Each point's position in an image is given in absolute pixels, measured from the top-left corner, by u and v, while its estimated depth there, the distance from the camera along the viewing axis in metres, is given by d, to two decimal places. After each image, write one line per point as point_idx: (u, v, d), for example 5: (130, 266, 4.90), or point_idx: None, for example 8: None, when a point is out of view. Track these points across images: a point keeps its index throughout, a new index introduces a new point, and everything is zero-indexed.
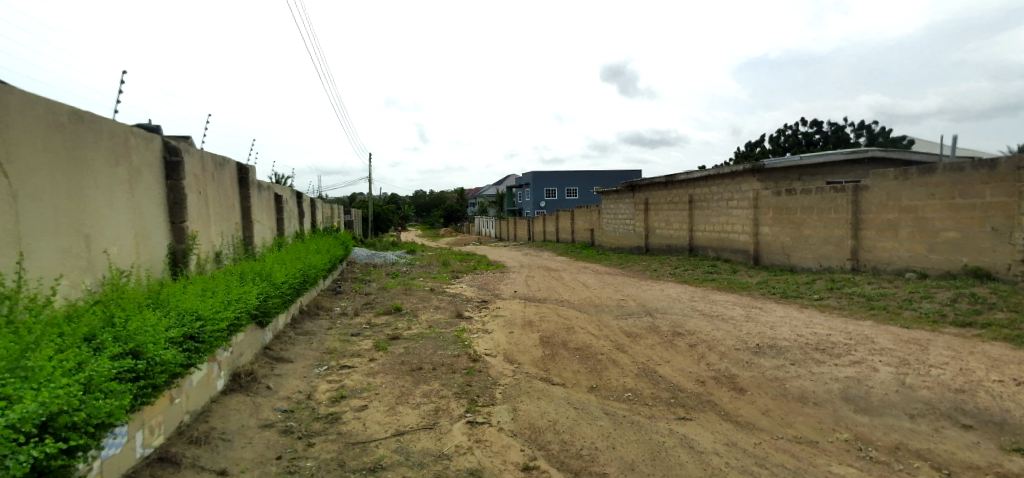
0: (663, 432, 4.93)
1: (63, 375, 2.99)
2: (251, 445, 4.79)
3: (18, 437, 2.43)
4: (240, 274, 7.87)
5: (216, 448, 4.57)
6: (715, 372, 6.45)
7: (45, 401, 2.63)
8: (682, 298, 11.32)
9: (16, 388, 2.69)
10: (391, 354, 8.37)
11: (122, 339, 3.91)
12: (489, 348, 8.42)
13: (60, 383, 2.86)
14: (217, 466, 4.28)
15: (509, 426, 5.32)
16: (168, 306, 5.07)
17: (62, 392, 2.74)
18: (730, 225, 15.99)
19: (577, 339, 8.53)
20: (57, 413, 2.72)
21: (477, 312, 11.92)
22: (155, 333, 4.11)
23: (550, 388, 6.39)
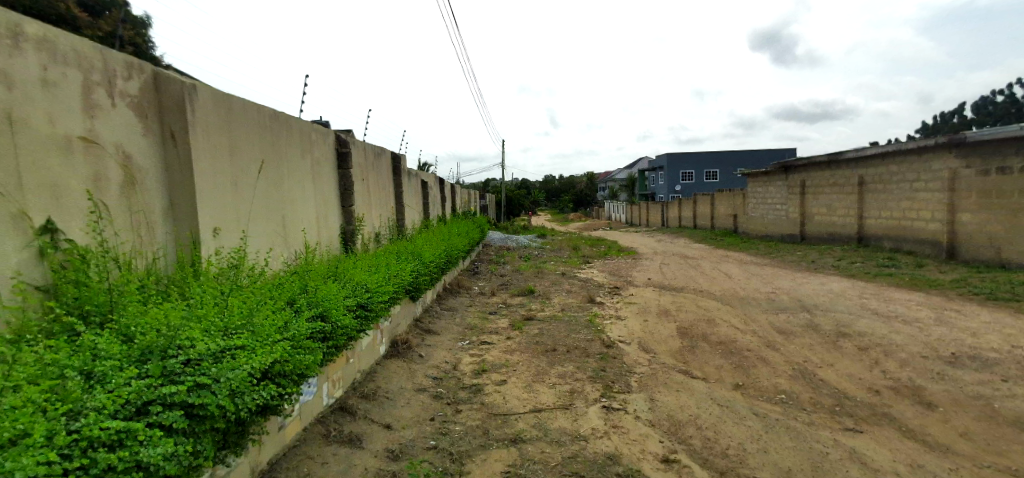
0: (826, 443, 4.44)
1: (277, 331, 3.55)
2: (408, 406, 5.31)
3: (252, 380, 2.96)
4: (397, 252, 8.75)
5: (382, 404, 5.15)
6: (893, 381, 5.65)
7: (269, 352, 3.16)
8: (849, 295, 10.03)
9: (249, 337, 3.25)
10: (527, 333, 8.65)
11: (313, 304, 4.53)
12: (624, 335, 8.29)
13: (276, 338, 3.41)
14: (383, 420, 4.82)
15: (648, 415, 5.21)
16: (344, 278, 5.77)
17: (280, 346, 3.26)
18: (915, 213, 13.73)
19: (720, 332, 8.02)
20: (275, 362, 3.25)
21: (610, 297, 11.77)
22: (336, 301, 4.71)
23: (690, 381, 6.10)
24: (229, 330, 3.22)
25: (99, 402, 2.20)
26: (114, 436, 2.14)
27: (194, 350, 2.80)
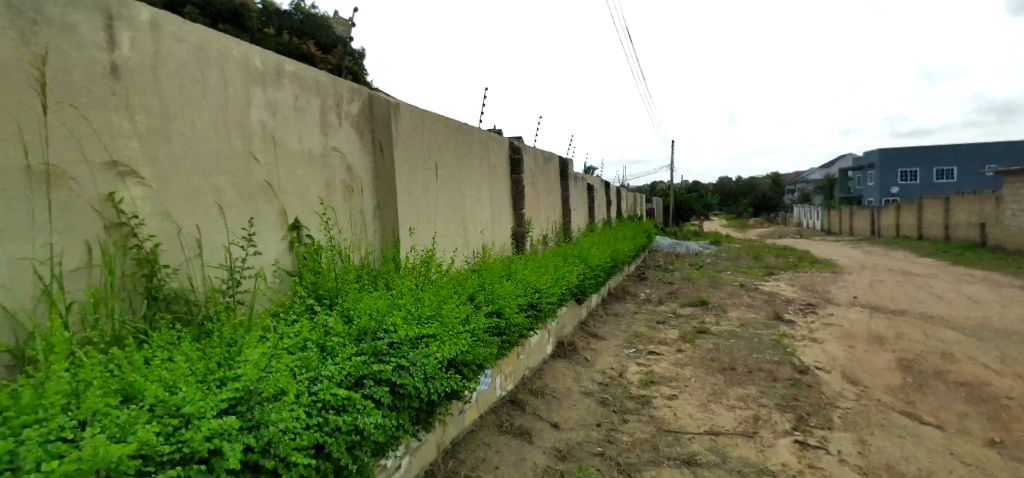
0: None
1: (461, 324, 3.74)
2: (575, 408, 5.22)
3: (440, 367, 3.13)
4: (566, 254, 8.82)
5: (549, 400, 5.18)
6: None
7: (458, 343, 3.33)
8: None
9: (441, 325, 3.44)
10: (701, 347, 7.97)
11: (490, 300, 4.71)
12: (822, 361, 7.15)
13: (462, 328, 3.59)
14: (551, 419, 4.80)
15: (857, 460, 4.36)
16: (515, 276, 5.92)
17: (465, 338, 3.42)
18: None
19: (959, 371, 6.44)
20: (460, 352, 3.41)
21: (802, 315, 10.32)
22: (510, 298, 4.84)
23: (920, 428, 4.98)
24: (423, 318, 3.46)
25: (331, 371, 2.47)
26: (341, 402, 2.39)
27: (397, 335, 3.05)
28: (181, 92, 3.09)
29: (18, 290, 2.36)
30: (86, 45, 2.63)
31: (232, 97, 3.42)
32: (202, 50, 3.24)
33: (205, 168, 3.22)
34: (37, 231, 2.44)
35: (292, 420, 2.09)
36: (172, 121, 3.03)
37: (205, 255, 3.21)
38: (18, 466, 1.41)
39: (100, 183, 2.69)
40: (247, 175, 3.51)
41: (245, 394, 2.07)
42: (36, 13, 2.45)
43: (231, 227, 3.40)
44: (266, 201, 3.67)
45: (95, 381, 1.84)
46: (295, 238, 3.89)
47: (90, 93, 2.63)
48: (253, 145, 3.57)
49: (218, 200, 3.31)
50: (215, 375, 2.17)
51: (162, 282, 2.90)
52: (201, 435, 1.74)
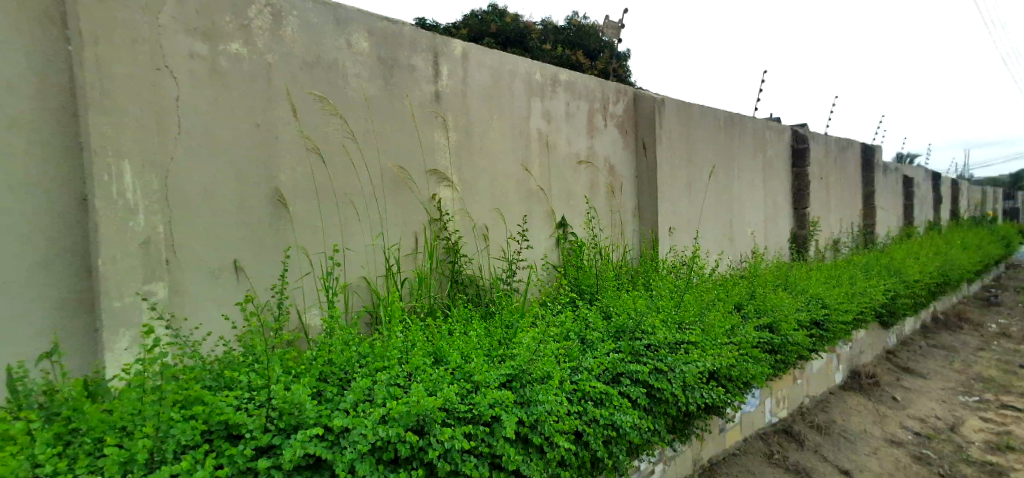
0: None
1: (726, 334, 3.48)
2: (876, 457, 4.30)
3: (701, 378, 2.98)
4: (886, 265, 7.17)
5: (837, 442, 4.44)
6: None
7: (722, 355, 3.11)
8: None
9: (703, 333, 3.27)
10: None
11: (761, 312, 4.25)
12: None
13: (726, 340, 3.34)
14: (840, 464, 4.10)
15: None
16: (795, 287, 5.18)
17: (732, 351, 3.16)
18: None
19: None
20: (724, 365, 3.18)
21: None
22: (788, 312, 4.27)
23: None
24: (684, 324, 3.33)
25: (591, 364, 2.62)
26: (599, 395, 2.50)
27: (655, 337, 3.03)
28: (480, 108, 3.99)
29: (377, 264, 3.37)
30: (421, 80, 3.63)
31: (515, 108, 4.24)
32: (496, 74, 4.11)
33: (492, 169, 4.07)
34: (391, 223, 3.46)
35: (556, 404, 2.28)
36: (473, 132, 3.94)
37: (491, 248, 4.05)
38: (372, 399, 1.91)
39: (426, 189, 3.66)
40: (524, 179, 4.30)
41: (519, 372, 2.36)
42: (394, 60, 3.47)
43: (510, 225, 4.20)
44: (538, 202, 4.41)
45: (418, 344, 2.35)
46: (559, 236, 4.52)
47: (423, 116, 3.64)
48: (528, 149, 4.34)
49: (502, 199, 4.13)
50: (496, 352, 2.55)
51: (462, 269, 3.64)
52: (485, 402, 2.05)
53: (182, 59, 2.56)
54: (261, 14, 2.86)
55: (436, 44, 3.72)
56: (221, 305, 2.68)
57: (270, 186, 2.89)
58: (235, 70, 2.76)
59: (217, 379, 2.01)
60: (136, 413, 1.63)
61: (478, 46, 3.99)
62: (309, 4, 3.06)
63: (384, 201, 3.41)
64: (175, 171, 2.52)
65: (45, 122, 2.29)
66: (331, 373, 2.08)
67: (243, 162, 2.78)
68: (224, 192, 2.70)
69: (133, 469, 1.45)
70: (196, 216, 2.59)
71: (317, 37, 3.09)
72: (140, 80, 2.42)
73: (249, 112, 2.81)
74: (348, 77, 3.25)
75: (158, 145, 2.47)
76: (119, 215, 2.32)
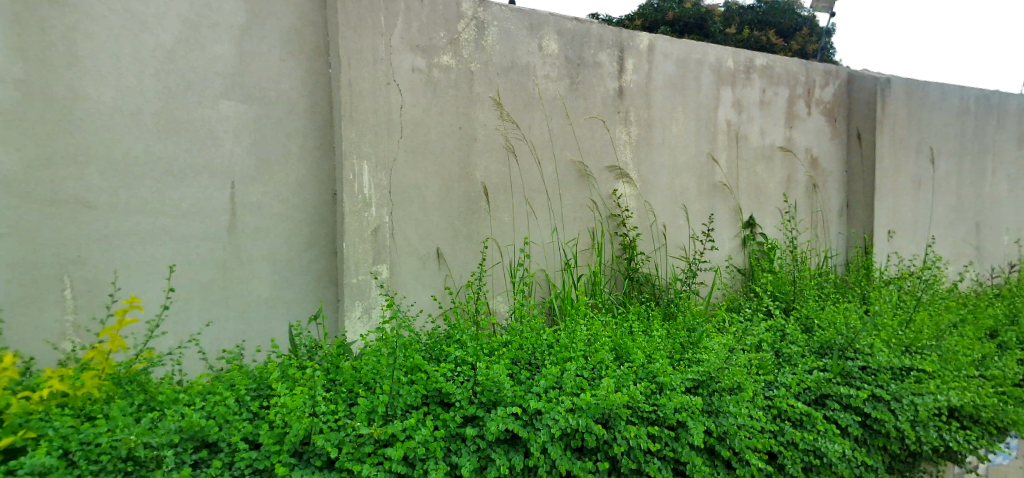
0: None
1: (973, 365, 2.84)
2: None
3: (938, 414, 2.48)
4: None
5: None
6: None
7: (969, 390, 2.54)
8: None
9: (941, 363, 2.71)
10: None
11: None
12: None
13: (973, 372, 2.73)
14: None
15: None
16: None
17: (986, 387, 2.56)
18: None
19: None
20: (973, 403, 2.59)
21: None
22: None
23: None
24: (914, 348, 2.80)
25: (791, 380, 2.38)
26: (799, 415, 2.27)
27: (873, 359, 2.61)
28: (665, 102, 3.89)
29: (557, 257, 3.52)
30: (607, 76, 3.66)
31: (703, 100, 4.04)
32: (684, 65, 3.96)
33: (675, 165, 3.94)
34: (570, 218, 3.58)
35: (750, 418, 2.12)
36: (657, 126, 3.86)
37: (671, 247, 3.94)
38: (562, 387, 2.01)
39: (607, 185, 3.70)
40: (710, 175, 4.10)
41: (708, 379, 2.26)
42: (581, 59, 3.57)
43: (692, 223, 4.03)
44: (723, 199, 4.16)
45: (603, 338, 2.39)
46: (748, 237, 4.20)
47: (607, 112, 3.68)
48: (716, 142, 4.11)
49: (684, 196, 3.99)
50: (682, 355, 2.47)
51: (638, 267, 3.62)
52: (672, 406, 2.01)
53: (405, 73, 2.95)
54: (468, 27, 3.16)
55: (623, 39, 3.71)
56: (429, 288, 3.07)
57: (469, 183, 3.20)
58: (445, 79, 3.10)
59: (431, 351, 2.31)
60: (376, 372, 2.00)
61: (666, 37, 3.88)
62: (508, 13, 3.29)
63: (566, 196, 3.56)
64: (397, 171, 2.94)
65: (309, 131, 2.88)
66: (522, 357, 2.24)
67: (447, 161, 3.12)
68: (432, 188, 3.07)
69: (375, 417, 1.79)
70: (411, 209, 3.00)
71: (513, 43, 3.32)
72: (376, 95, 2.86)
73: (454, 117, 3.13)
74: (538, 79, 3.43)
75: (385, 148, 2.90)
76: (357, 208, 2.80)
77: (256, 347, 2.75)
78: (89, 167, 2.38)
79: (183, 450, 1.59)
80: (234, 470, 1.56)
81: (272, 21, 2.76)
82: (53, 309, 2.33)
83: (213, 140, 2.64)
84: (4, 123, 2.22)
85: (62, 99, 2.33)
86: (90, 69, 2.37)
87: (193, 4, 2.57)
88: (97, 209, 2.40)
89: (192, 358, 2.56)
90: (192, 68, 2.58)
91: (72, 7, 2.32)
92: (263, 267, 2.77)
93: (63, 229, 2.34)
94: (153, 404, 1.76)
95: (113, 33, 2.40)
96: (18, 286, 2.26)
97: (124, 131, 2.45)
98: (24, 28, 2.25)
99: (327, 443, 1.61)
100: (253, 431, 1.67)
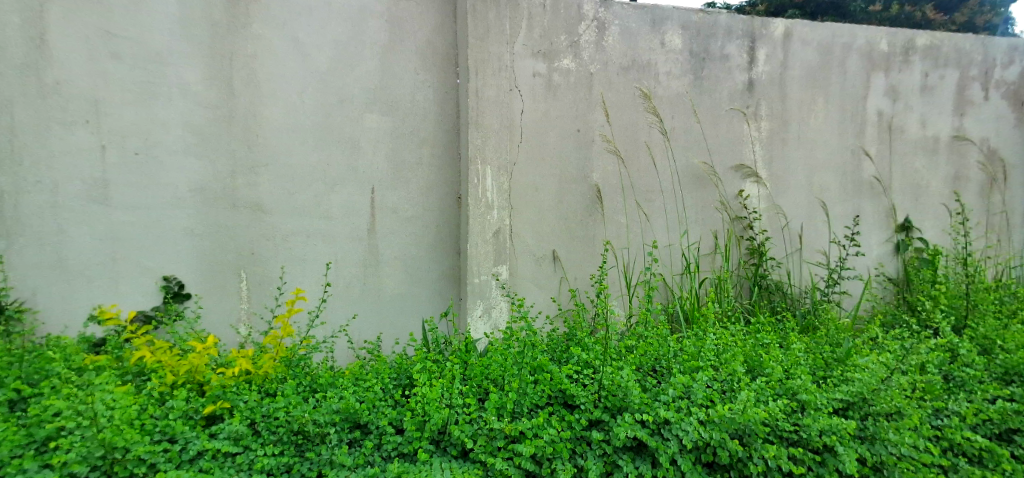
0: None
1: None
2: None
3: None
4: None
5: None
6: None
7: None
8: None
9: None
10: None
11: None
12: None
13: None
14: None
15: None
16: None
17: None
18: None
19: None
20: None
21: None
22: None
23: None
24: None
25: (966, 409, 2.06)
26: (978, 452, 1.95)
27: None
28: (802, 93, 3.56)
29: (677, 262, 3.39)
30: (735, 69, 3.44)
31: (848, 88, 3.64)
32: (826, 51, 3.59)
33: (813, 161, 3.60)
34: (692, 221, 3.42)
35: (914, 449, 1.87)
36: (792, 120, 3.55)
37: (807, 253, 3.60)
38: (691, 398, 1.94)
39: (733, 186, 3.48)
40: (856, 172, 3.68)
41: (861, 401, 2.03)
42: (706, 52, 3.39)
43: (834, 226, 3.65)
44: (871, 198, 3.71)
45: (735, 348, 2.24)
46: (904, 241, 3.71)
47: (735, 107, 3.45)
48: (864, 135, 3.68)
49: (824, 196, 3.63)
50: (828, 372, 2.25)
51: (767, 274, 3.36)
52: (818, 427, 1.85)
53: (527, 78, 3.02)
54: (589, 28, 3.14)
55: (755, 27, 3.46)
56: (546, 290, 3.12)
57: (587, 185, 3.19)
58: (565, 83, 3.12)
59: (553, 351, 2.32)
60: (504, 370, 2.08)
61: (804, 22, 3.55)
62: (629, 10, 3.22)
63: (687, 198, 3.40)
64: (518, 174, 3.01)
65: (437, 139, 3.05)
66: (647, 363, 2.18)
67: (565, 164, 3.15)
68: (550, 191, 3.11)
69: (504, 413, 1.88)
70: (530, 212, 3.06)
71: (634, 41, 3.24)
72: (500, 101, 2.94)
73: (573, 119, 3.15)
74: (660, 76, 3.31)
75: (508, 153, 2.97)
76: (481, 211, 2.89)
77: (393, 338, 2.99)
78: (260, 176, 2.75)
79: (340, 429, 1.83)
80: (384, 451, 1.78)
81: (406, 37, 2.97)
82: (234, 299, 2.74)
83: (356, 150, 2.91)
84: (200, 141, 2.66)
85: (241, 118, 2.72)
86: (265, 92, 2.75)
87: (343, 29, 2.86)
88: (265, 212, 2.77)
89: (341, 345, 2.87)
90: (340, 85, 2.87)
91: (249, 39, 2.71)
92: (396, 265, 2.99)
93: (240, 230, 2.73)
94: (316, 385, 2.03)
95: (282, 60, 2.77)
96: (209, 278, 2.70)
97: (286, 144, 2.79)
98: (214, 60, 2.67)
99: (461, 434, 1.77)
100: (397, 417, 1.87)
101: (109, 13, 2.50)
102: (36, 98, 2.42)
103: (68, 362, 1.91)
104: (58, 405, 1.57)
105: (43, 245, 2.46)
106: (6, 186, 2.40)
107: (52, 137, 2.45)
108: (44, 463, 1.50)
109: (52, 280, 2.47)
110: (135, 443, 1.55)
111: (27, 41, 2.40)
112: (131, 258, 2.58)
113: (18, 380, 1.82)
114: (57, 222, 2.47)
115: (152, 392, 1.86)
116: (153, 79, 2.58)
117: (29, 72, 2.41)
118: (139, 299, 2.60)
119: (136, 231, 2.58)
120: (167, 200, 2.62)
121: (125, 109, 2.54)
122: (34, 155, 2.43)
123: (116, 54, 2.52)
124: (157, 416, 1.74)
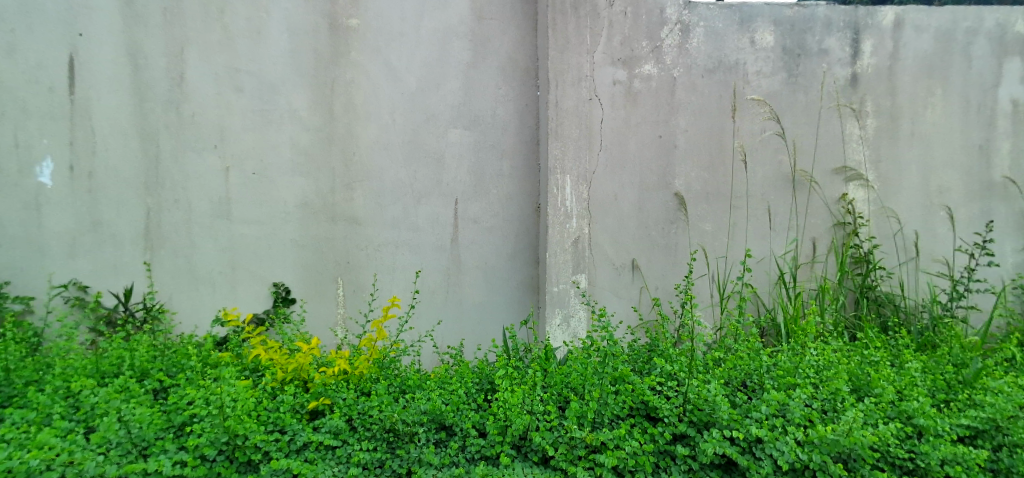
0: None
1: None
2: None
3: None
4: None
5: None
6: None
7: None
8: None
9: None
10: None
11: None
12: None
13: None
14: None
15: None
16: None
17: None
18: None
19: None
20: None
21: None
22: None
23: None
24: None
25: None
26: None
27: None
28: (915, 85, 3.24)
29: (770, 271, 3.20)
30: (836, 64, 3.21)
31: (974, 77, 3.26)
32: (945, 38, 3.24)
33: (930, 161, 3.26)
34: (786, 228, 3.21)
35: None
36: (902, 117, 3.24)
37: (924, 261, 3.25)
38: (787, 416, 1.83)
39: (834, 189, 3.24)
40: (982, 172, 3.28)
41: (992, 428, 1.82)
42: (801, 48, 3.19)
43: (957, 232, 3.27)
44: (1004, 199, 3.28)
45: (838, 366, 2.06)
46: None
47: (835, 105, 3.22)
48: (993, 131, 3.27)
49: (943, 198, 3.27)
50: (950, 395, 2.03)
51: (875, 285, 3.07)
52: (939, 456, 1.67)
53: (607, 87, 2.99)
54: (671, 31, 3.07)
55: (858, 19, 3.21)
56: (626, 299, 3.06)
57: (669, 192, 3.11)
58: (646, 89, 3.06)
59: (634, 362, 2.26)
60: (583, 378, 2.06)
61: (918, 8, 3.24)
62: (714, 11, 3.12)
63: (780, 204, 3.21)
64: (598, 184, 2.98)
65: (517, 150, 3.10)
66: (737, 378, 2.06)
67: (646, 172, 3.08)
68: (631, 199, 3.06)
69: (585, 422, 1.87)
70: (609, 221, 3.03)
71: (720, 42, 3.13)
72: (579, 111, 2.93)
73: (655, 125, 3.09)
74: (749, 76, 3.16)
75: (588, 162, 2.95)
76: (559, 220, 2.91)
77: (475, 343, 3.08)
78: (356, 191, 2.97)
79: (427, 429, 1.93)
80: (468, 453, 1.86)
81: (489, 53, 3.07)
82: (331, 303, 2.96)
83: (441, 163, 3.05)
84: (305, 159, 2.92)
85: (339, 137, 2.95)
86: (362, 114, 2.97)
87: (432, 48, 3.02)
88: (359, 224, 2.97)
89: (428, 349, 3.01)
90: (426, 102, 3.03)
91: (347, 64, 2.94)
92: (477, 273, 3.08)
93: (337, 240, 2.96)
94: (405, 386, 2.16)
95: (378, 82, 2.97)
96: (312, 285, 2.94)
97: (379, 160, 2.98)
98: (319, 85, 2.92)
99: (544, 441, 1.80)
100: (479, 421, 1.93)
101: (232, 51, 2.82)
102: (176, 128, 2.79)
103: (199, 357, 2.17)
104: (192, 395, 1.78)
105: (179, 255, 2.81)
106: (150, 205, 2.78)
107: (186, 161, 2.80)
108: (181, 445, 1.72)
109: (185, 287, 2.81)
110: (253, 432, 1.74)
111: (168, 80, 2.77)
112: (247, 267, 2.88)
113: (159, 372, 2.11)
114: (190, 236, 2.82)
115: (265, 388, 2.07)
116: (266, 106, 2.87)
117: (171, 107, 2.78)
118: (252, 303, 2.89)
119: (252, 244, 2.88)
120: (277, 213, 2.90)
121: (245, 134, 2.85)
122: (172, 176, 2.79)
123: (239, 87, 2.84)
124: (270, 409, 1.93)
